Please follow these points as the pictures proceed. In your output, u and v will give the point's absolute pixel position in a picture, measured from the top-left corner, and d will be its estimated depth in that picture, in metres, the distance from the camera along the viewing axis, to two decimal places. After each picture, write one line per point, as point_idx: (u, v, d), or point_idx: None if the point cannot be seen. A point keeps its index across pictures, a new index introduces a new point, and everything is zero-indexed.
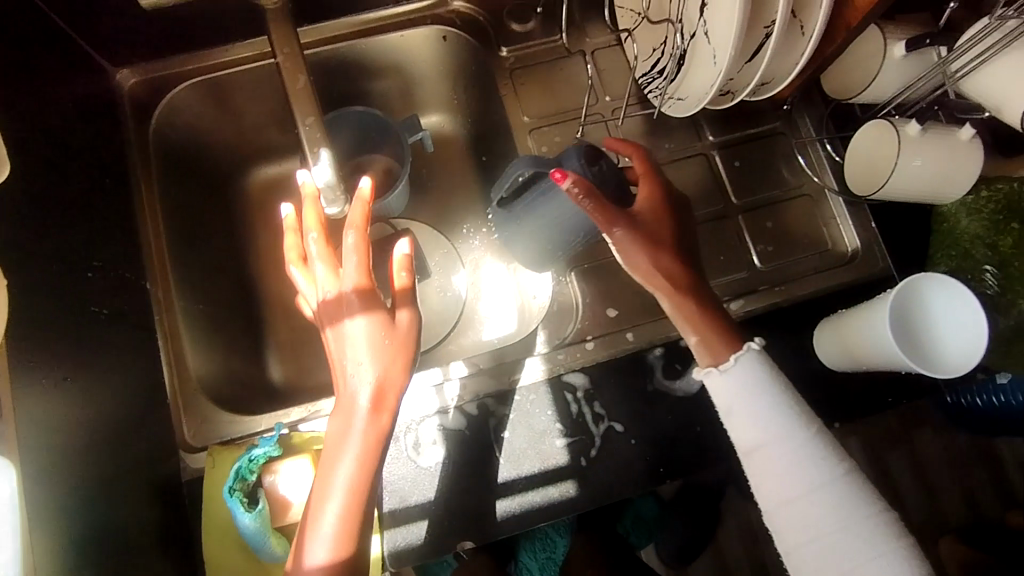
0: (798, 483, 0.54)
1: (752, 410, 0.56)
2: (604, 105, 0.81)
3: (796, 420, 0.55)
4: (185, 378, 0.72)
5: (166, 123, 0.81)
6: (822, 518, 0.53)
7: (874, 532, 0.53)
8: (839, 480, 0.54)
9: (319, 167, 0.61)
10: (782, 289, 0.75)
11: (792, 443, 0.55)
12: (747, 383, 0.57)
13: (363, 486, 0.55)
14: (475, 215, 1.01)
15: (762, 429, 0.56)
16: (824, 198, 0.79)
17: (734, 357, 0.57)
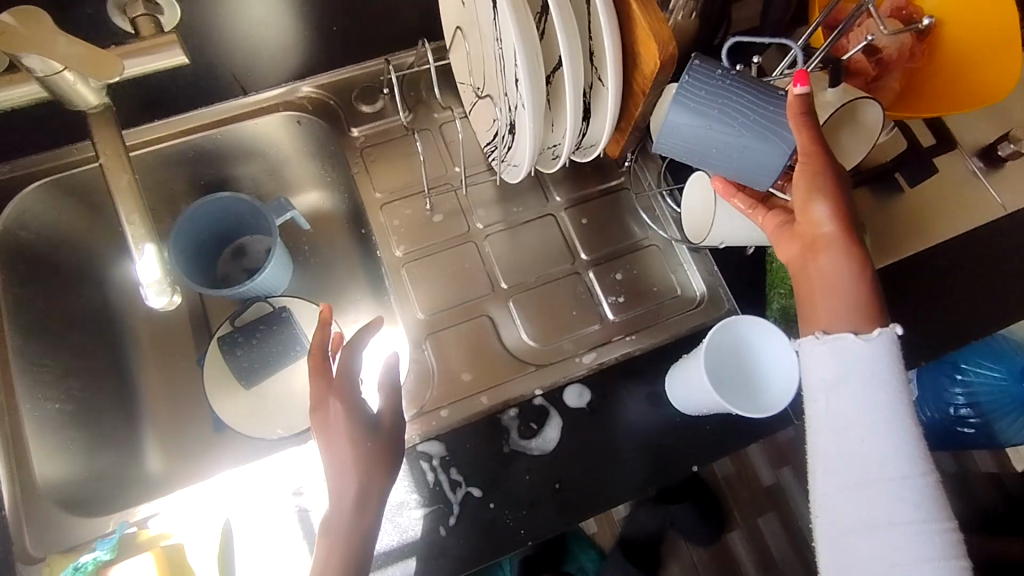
0: (846, 457, 0.54)
1: (839, 392, 0.55)
2: (454, 175, 0.85)
3: (881, 390, 0.54)
4: (31, 484, 0.71)
5: (17, 225, 0.81)
6: (883, 500, 0.53)
7: (911, 508, 0.52)
8: (902, 463, 0.53)
9: (144, 260, 0.63)
10: (633, 339, 0.78)
11: (883, 413, 0.53)
12: (871, 361, 0.54)
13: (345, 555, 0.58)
14: (360, 287, 1.02)
15: (860, 410, 0.54)
16: (670, 248, 0.83)
17: (875, 330, 0.55)
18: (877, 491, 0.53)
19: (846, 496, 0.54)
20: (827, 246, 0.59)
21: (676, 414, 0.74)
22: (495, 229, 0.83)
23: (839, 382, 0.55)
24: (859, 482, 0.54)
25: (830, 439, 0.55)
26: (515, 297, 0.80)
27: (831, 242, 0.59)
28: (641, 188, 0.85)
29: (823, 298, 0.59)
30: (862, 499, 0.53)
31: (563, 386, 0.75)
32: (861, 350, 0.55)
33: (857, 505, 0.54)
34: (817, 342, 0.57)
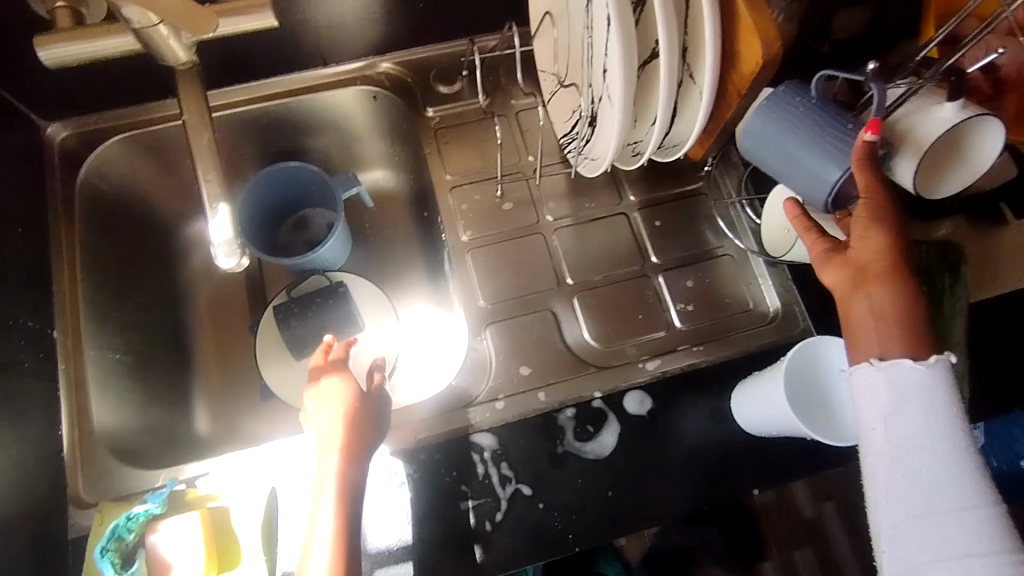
0: (912, 486, 0.50)
1: (898, 418, 0.51)
2: (526, 164, 0.82)
3: (940, 414, 0.50)
4: (88, 432, 0.71)
5: (96, 176, 0.82)
6: (952, 533, 0.49)
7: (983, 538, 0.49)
8: (958, 484, 0.50)
9: (217, 220, 0.63)
10: (700, 350, 0.74)
11: (944, 440, 0.50)
12: (926, 389, 0.51)
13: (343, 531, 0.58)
14: (416, 270, 1.01)
15: (921, 438, 0.50)
16: (746, 259, 0.79)
17: (927, 361, 0.51)
18: (946, 522, 0.49)
19: (917, 530, 0.50)
20: (881, 274, 0.54)
21: (741, 434, 0.70)
22: (565, 223, 0.80)
23: (900, 408, 0.51)
24: (925, 513, 0.50)
25: (891, 471, 0.51)
26: (580, 295, 0.77)
27: (884, 276, 0.54)
28: (719, 195, 0.81)
29: (868, 332, 0.54)
30: (932, 532, 0.49)
31: (623, 391, 0.72)
32: (917, 375, 0.51)
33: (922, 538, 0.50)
34: (871, 369, 0.52)
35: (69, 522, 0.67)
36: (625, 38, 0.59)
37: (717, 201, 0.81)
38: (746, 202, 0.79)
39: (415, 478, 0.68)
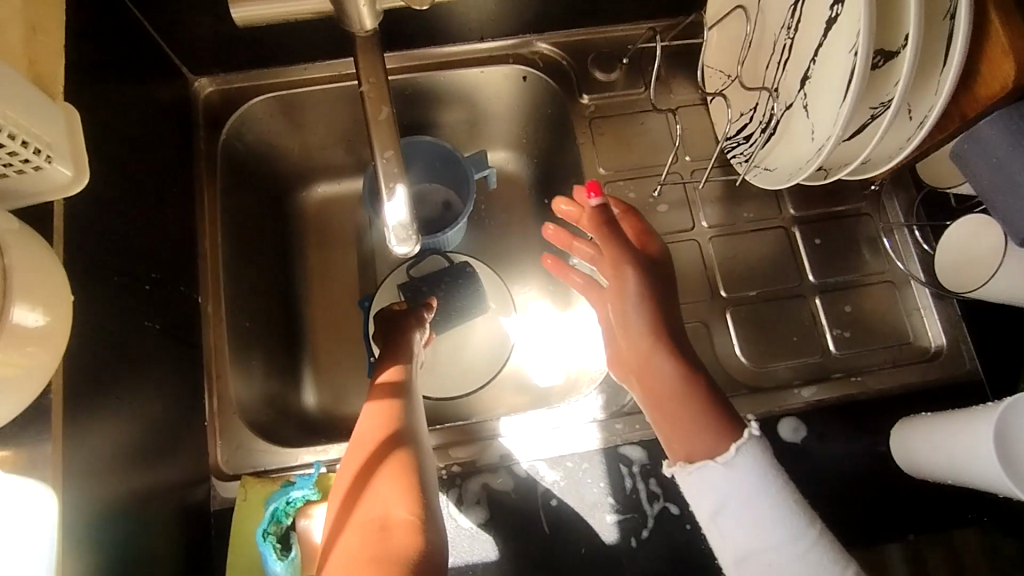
0: (735, 552, 0.53)
1: (738, 497, 0.52)
2: (684, 165, 0.78)
3: (756, 490, 0.52)
4: (227, 402, 0.70)
5: (237, 137, 0.80)
6: None
7: None
8: (813, 547, 0.51)
9: (393, 203, 0.58)
10: (857, 380, 0.71)
11: (765, 513, 0.52)
12: (754, 479, 0.53)
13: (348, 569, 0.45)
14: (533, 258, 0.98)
15: (756, 522, 0.52)
16: (909, 287, 0.74)
17: (733, 448, 0.54)
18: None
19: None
20: (670, 394, 0.59)
21: (899, 474, 0.67)
22: (716, 231, 0.77)
23: (723, 502, 0.53)
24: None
25: (734, 543, 0.53)
26: (732, 309, 0.74)
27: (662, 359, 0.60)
28: (885, 220, 0.76)
29: (688, 433, 0.57)
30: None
31: (777, 416, 0.69)
32: (726, 473, 0.53)
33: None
34: (683, 474, 0.55)
35: (211, 492, 0.67)
36: (839, 40, 0.56)
37: (883, 224, 0.75)
38: (915, 227, 0.74)
39: (561, 486, 0.66)
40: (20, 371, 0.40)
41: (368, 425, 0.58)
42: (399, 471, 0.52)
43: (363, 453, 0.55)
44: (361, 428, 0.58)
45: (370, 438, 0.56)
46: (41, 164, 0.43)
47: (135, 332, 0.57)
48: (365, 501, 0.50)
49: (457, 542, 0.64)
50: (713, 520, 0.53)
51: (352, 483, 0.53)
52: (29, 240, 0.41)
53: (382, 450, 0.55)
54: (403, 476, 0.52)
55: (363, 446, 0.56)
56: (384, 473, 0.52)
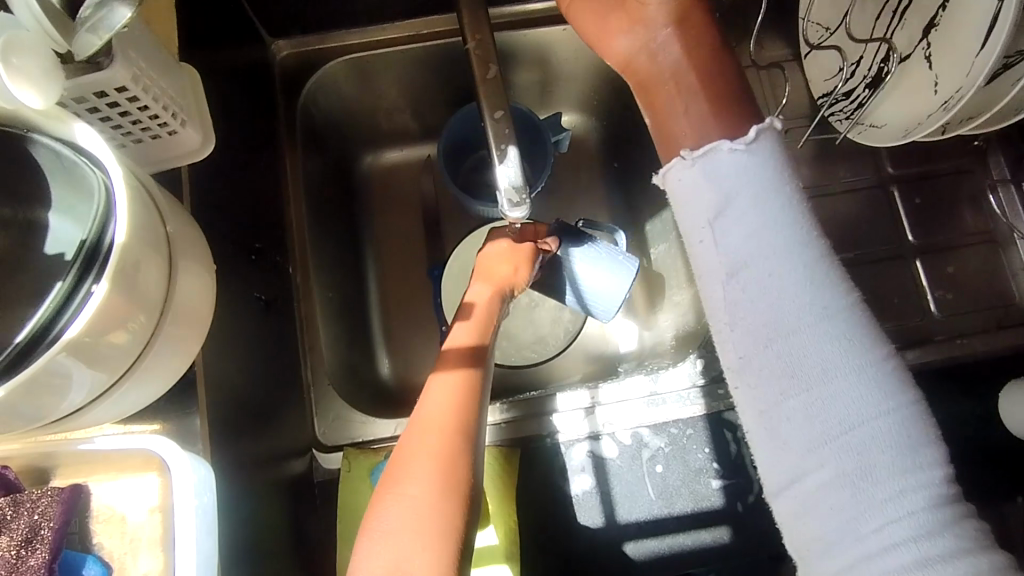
0: (776, 353, 0.35)
1: (735, 201, 0.36)
2: (778, 124, 0.76)
3: (805, 262, 0.35)
4: (321, 372, 0.70)
5: (313, 102, 0.77)
6: (823, 428, 0.34)
7: (837, 438, 0.34)
8: (836, 317, 0.34)
9: (506, 165, 0.56)
10: (964, 342, 0.69)
11: (797, 269, 0.35)
12: (755, 175, 0.36)
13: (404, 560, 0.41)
14: None
15: (751, 230, 0.36)
16: (1013, 245, 0.72)
17: (755, 129, 0.37)
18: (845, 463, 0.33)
19: (764, 403, 0.36)
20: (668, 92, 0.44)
21: (1003, 437, 0.67)
22: (811, 192, 0.75)
23: (724, 207, 0.37)
24: (825, 428, 0.34)
25: (729, 302, 0.37)
26: None
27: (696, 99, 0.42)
28: (989, 175, 0.74)
29: (681, 124, 0.43)
30: (831, 458, 0.34)
31: None
32: (736, 158, 0.36)
33: (851, 452, 0.33)
34: (682, 164, 0.38)
35: (313, 465, 0.67)
36: None
37: (989, 180, 0.73)
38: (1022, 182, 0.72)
39: (665, 453, 0.66)
40: (173, 345, 0.38)
41: (431, 402, 0.49)
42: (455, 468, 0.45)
43: (422, 445, 0.46)
44: (431, 398, 0.49)
45: (432, 414, 0.48)
46: (176, 130, 0.41)
47: (246, 304, 0.55)
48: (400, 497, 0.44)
49: (564, 509, 0.64)
50: (729, 282, 0.37)
51: (402, 469, 0.45)
52: (175, 207, 0.38)
53: (444, 441, 0.46)
54: (447, 492, 0.44)
55: (418, 433, 0.47)
56: (436, 483, 0.44)
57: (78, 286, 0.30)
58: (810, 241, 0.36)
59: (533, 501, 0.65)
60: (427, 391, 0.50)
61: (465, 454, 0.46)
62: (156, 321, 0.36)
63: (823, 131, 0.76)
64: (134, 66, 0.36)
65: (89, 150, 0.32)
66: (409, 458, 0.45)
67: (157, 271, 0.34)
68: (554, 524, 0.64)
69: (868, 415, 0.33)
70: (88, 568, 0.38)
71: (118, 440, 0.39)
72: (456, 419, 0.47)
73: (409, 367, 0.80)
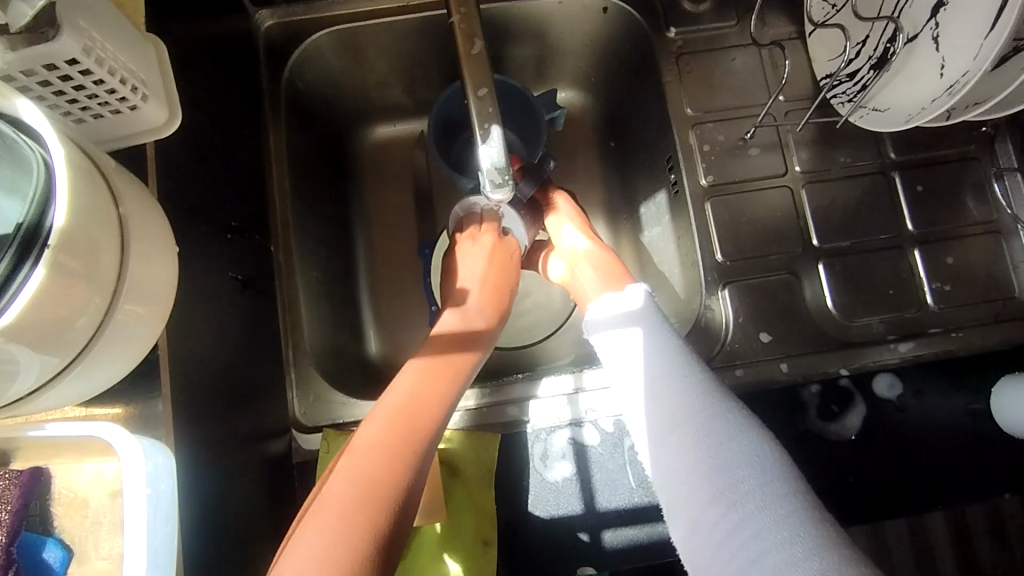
0: (688, 448, 0.48)
1: (654, 376, 0.54)
2: (778, 106, 0.73)
3: (702, 413, 0.49)
4: (302, 352, 0.69)
5: (299, 75, 0.75)
6: (679, 410, 0.50)
7: (699, 413, 0.49)
8: (701, 391, 0.51)
9: (489, 145, 0.54)
10: (959, 336, 0.68)
11: (671, 369, 0.53)
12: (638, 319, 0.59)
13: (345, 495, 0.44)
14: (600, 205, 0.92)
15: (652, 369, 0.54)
16: (1016, 236, 0.70)
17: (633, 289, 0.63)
18: (742, 502, 0.43)
19: (678, 472, 0.47)
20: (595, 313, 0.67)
21: (993, 432, 0.66)
22: (809, 177, 0.72)
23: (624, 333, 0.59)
24: (722, 467, 0.45)
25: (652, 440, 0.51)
26: (826, 259, 0.70)
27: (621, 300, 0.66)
28: (996, 163, 0.72)
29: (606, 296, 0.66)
30: (727, 486, 0.44)
31: (873, 372, 0.67)
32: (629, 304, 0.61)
33: (721, 473, 0.45)
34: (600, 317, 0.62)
35: (292, 445, 0.67)
36: None
37: (995, 168, 0.71)
38: None
39: None
40: (133, 329, 0.38)
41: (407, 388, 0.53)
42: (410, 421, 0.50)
43: (387, 424, 0.49)
44: (398, 391, 0.53)
45: (397, 404, 0.52)
46: (137, 104, 0.40)
47: (221, 285, 0.54)
48: (339, 483, 0.44)
49: (543, 496, 0.64)
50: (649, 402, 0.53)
51: (360, 449, 0.47)
52: (134, 188, 0.38)
53: (409, 415, 0.51)
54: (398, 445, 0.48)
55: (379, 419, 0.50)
56: (385, 473, 0.45)
57: (16, 269, 0.30)
58: (700, 375, 0.53)
59: (512, 487, 0.64)
60: (400, 374, 0.55)
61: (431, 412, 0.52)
62: (109, 306, 0.35)
63: (825, 114, 0.73)
64: (84, 37, 0.34)
65: (32, 126, 0.32)
66: (358, 469, 0.45)
67: (108, 253, 0.34)
68: (532, 511, 0.64)
69: (710, 419, 0.48)
70: (48, 550, 0.38)
71: (68, 426, 0.38)
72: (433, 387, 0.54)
73: (394, 348, 0.79)
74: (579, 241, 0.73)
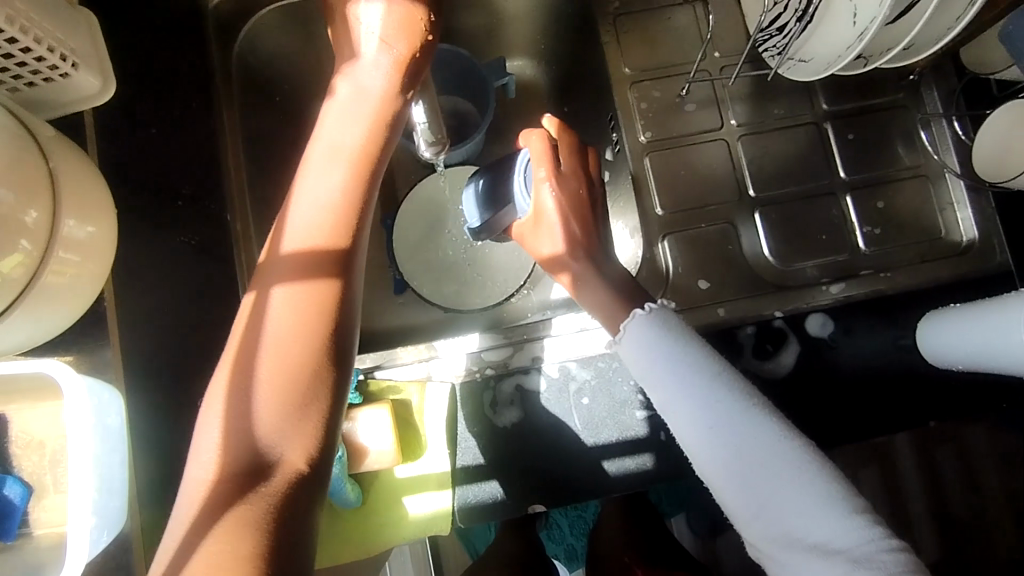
0: (737, 461, 0.48)
1: (697, 405, 0.50)
2: (713, 61, 0.75)
3: (748, 438, 0.48)
4: None
5: (250, 50, 0.77)
6: (740, 452, 0.48)
7: (770, 448, 0.48)
8: (754, 420, 0.49)
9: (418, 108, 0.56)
10: (888, 276, 0.70)
11: (706, 400, 0.50)
12: (644, 340, 0.53)
13: (272, 416, 0.38)
14: None
15: (684, 398, 0.50)
16: (942, 180, 0.73)
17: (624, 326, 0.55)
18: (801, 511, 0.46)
19: (697, 443, 0.50)
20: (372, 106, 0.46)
21: (922, 365, 0.69)
22: (745, 130, 0.75)
23: (649, 373, 0.53)
24: (782, 501, 0.47)
25: (705, 467, 0.50)
26: (762, 208, 0.73)
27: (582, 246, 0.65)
28: (923, 110, 0.74)
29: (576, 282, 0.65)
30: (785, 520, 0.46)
31: (806, 313, 0.70)
32: (643, 327, 0.54)
33: (796, 515, 0.46)
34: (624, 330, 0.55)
35: None
36: None
37: (921, 114, 0.73)
38: (956, 118, 0.72)
39: (592, 385, 0.68)
40: (73, 281, 0.41)
41: (274, 287, 0.40)
42: (303, 313, 0.40)
43: (281, 385, 0.38)
44: (248, 366, 0.39)
45: (274, 328, 0.39)
46: (67, 71, 0.43)
47: (173, 247, 0.58)
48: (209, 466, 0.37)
49: (493, 439, 0.67)
50: (698, 443, 0.50)
51: (249, 358, 0.39)
52: (65, 150, 0.41)
53: (292, 357, 0.39)
54: (292, 375, 0.39)
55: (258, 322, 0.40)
56: (280, 412, 0.38)
57: None
58: (740, 388, 0.50)
59: (465, 432, 0.67)
60: (273, 267, 0.41)
61: (314, 372, 0.39)
62: (42, 256, 0.38)
63: (759, 68, 0.76)
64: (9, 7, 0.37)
65: None
66: (300, 342, 0.39)
67: (37, 207, 0.37)
68: (485, 456, 0.67)
69: (774, 457, 0.47)
70: (9, 487, 0.42)
71: (14, 363, 0.40)
72: (307, 310, 0.40)
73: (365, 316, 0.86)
74: (321, 136, 0.44)
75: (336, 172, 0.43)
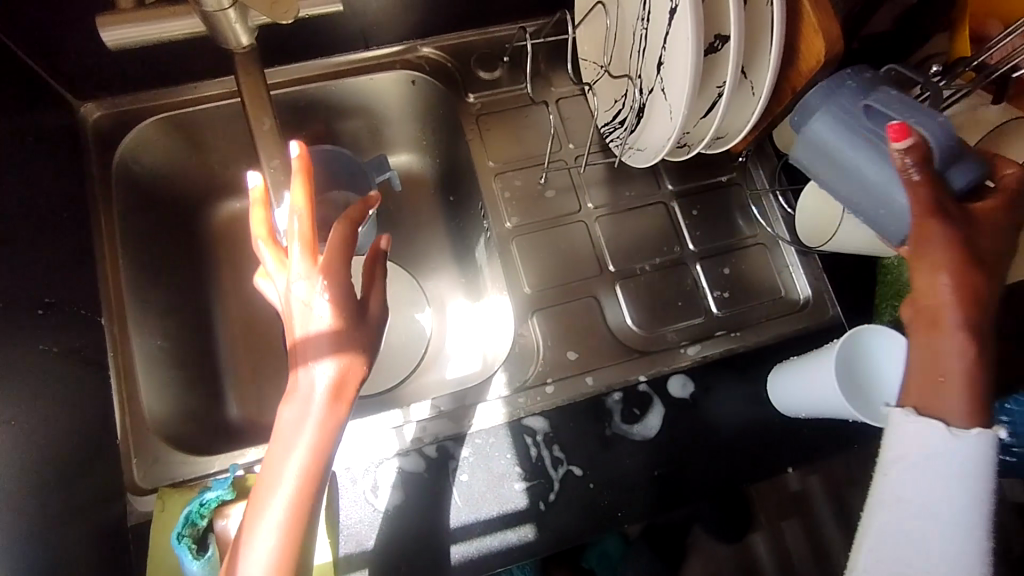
0: (941, 563, 0.51)
1: (927, 506, 0.51)
2: (568, 152, 0.83)
3: (962, 540, 0.50)
4: (140, 419, 0.71)
5: (132, 159, 0.81)
6: (945, 551, 0.51)
7: (975, 554, 0.50)
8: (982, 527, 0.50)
9: (281, 210, 0.63)
10: (738, 335, 0.78)
11: (965, 506, 0.50)
12: (931, 441, 0.51)
13: (293, 536, 0.52)
14: (450, 273, 0.98)
15: (932, 502, 0.51)
16: (777, 247, 0.82)
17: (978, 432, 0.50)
18: None
19: (908, 530, 0.52)
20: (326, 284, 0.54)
21: (774, 416, 0.75)
22: (602, 211, 0.82)
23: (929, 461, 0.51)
24: None
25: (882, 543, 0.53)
26: (622, 282, 0.80)
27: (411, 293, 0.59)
28: (753, 186, 0.84)
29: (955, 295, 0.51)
30: None
31: (667, 375, 0.75)
32: (909, 419, 0.52)
33: None
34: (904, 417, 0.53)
35: (127, 509, 0.68)
36: (679, 31, 0.64)
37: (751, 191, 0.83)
38: (779, 192, 0.82)
39: (471, 461, 0.70)
40: None
41: (291, 432, 0.53)
42: (316, 458, 0.53)
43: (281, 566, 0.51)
44: (276, 495, 0.52)
45: (290, 470, 0.52)
46: None
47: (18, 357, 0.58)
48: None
49: (376, 524, 0.67)
50: (894, 526, 0.52)
51: (269, 488, 0.53)
52: None
53: (301, 494, 0.52)
54: (300, 506, 0.52)
55: (278, 462, 0.53)
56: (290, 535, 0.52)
57: None
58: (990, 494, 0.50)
59: (347, 520, 0.67)
60: (284, 412, 0.54)
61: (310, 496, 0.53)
62: None
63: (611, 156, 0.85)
64: None
65: None
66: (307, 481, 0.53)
67: None
68: (368, 543, 0.67)
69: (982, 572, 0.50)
70: None
71: None
72: (316, 454, 0.53)
73: (254, 411, 0.85)
74: (305, 373, 0.54)
75: (320, 408, 0.53)
